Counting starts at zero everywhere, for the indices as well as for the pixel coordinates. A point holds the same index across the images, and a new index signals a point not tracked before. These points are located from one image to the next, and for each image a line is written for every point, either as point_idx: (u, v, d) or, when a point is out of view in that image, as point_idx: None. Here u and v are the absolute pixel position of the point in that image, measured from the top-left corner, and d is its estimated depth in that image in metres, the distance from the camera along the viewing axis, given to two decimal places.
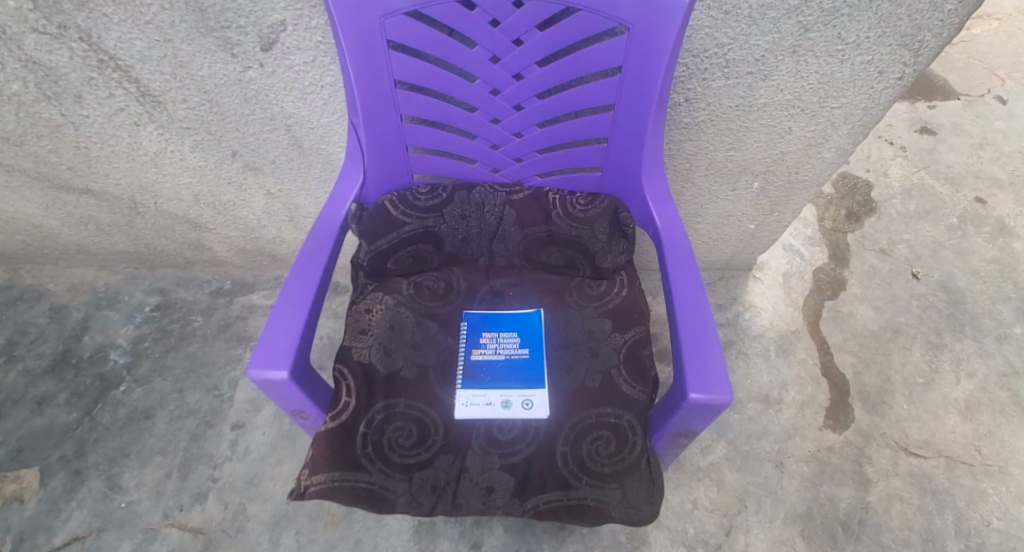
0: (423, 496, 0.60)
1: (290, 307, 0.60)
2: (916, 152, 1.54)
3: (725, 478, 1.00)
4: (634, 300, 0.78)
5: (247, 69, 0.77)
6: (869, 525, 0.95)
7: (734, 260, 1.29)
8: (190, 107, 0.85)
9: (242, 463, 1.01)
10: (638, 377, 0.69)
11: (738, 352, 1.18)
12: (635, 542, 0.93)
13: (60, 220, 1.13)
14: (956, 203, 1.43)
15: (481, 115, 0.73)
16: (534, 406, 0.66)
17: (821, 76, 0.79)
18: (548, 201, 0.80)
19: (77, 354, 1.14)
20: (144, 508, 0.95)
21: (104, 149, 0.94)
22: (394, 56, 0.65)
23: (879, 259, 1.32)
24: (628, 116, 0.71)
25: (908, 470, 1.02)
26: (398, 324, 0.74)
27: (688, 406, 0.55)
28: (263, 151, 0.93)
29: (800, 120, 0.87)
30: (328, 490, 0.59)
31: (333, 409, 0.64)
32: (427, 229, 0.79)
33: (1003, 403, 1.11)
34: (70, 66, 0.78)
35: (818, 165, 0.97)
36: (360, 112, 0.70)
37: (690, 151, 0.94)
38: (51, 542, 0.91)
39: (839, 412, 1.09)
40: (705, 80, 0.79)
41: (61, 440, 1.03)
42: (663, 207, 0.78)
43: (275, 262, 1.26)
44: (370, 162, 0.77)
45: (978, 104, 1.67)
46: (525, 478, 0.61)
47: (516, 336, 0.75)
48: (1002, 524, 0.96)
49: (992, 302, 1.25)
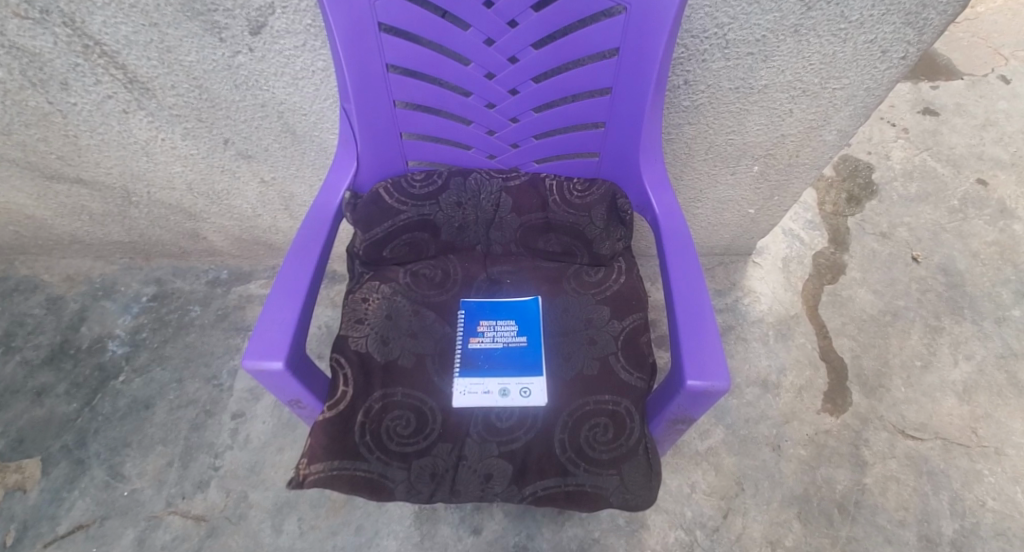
0: (422, 484, 0.60)
1: (284, 297, 0.60)
2: (918, 134, 1.52)
3: (723, 462, 1.01)
4: (633, 286, 0.78)
5: (237, 54, 0.75)
6: (865, 506, 0.96)
7: (733, 245, 1.28)
8: (180, 94, 0.83)
9: (242, 452, 1.02)
10: (637, 363, 0.69)
11: (737, 337, 1.18)
12: (634, 525, 0.94)
13: (53, 210, 1.12)
14: (958, 185, 1.41)
15: (476, 99, 0.72)
16: (532, 394, 0.66)
17: (823, 56, 0.77)
18: (545, 187, 0.79)
19: (75, 345, 1.14)
20: (147, 496, 0.96)
21: (94, 137, 0.92)
22: (385, 38, 0.63)
23: (879, 243, 1.31)
24: (626, 99, 0.70)
25: (905, 452, 1.02)
26: (395, 313, 0.73)
27: (686, 393, 0.55)
28: (256, 138, 0.92)
29: (802, 101, 0.86)
30: (327, 478, 0.59)
31: (331, 398, 0.64)
32: (423, 216, 0.79)
33: (1001, 384, 1.11)
34: (55, 52, 0.76)
35: (819, 147, 0.96)
36: (352, 98, 0.68)
37: (690, 135, 0.93)
38: (55, 531, 0.92)
39: (837, 396, 1.09)
40: (705, 61, 0.77)
41: (61, 430, 1.03)
42: (662, 192, 0.77)
43: (272, 251, 1.26)
44: (363, 149, 0.75)
45: (982, 84, 1.65)
46: (524, 465, 0.62)
47: (514, 324, 0.74)
48: (997, 504, 0.97)
49: (992, 284, 1.25)
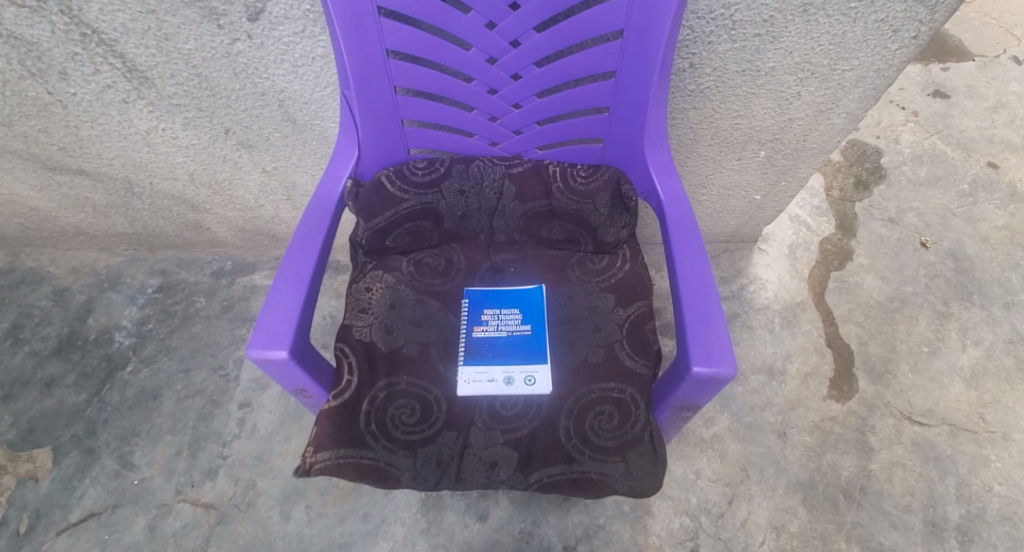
0: (427, 472, 0.60)
1: (287, 287, 0.59)
2: (928, 116, 1.50)
3: (728, 449, 1.01)
4: (638, 273, 0.77)
5: (235, 41, 0.75)
6: (871, 492, 0.96)
7: (739, 232, 1.27)
8: (179, 82, 0.82)
9: (249, 441, 1.02)
10: (641, 350, 0.69)
11: (742, 324, 1.17)
12: (639, 511, 0.94)
13: (56, 202, 1.12)
14: (968, 168, 1.39)
15: (477, 85, 0.70)
16: (537, 382, 0.66)
17: (832, 36, 0.75)
18: (548, 174, 0.78)
19: (82, 336, 1.15)
20: (157, 484, 0.97)
21: (94, 128, 0.92)
22: (384, 24, 0.62)
23: (887, 229, 1.30)
24: (630, 84, 0.69)
25: (911, 438, 1.02)
26: (398, 302, 0.73)
27: (691, 380, 0.55)
28: (257, 127, 0.91)
29: (810, 84, 0.84)
30: (333, 466, 0.59)
31: (336, 387, 0.64)
32: (427, 205, 0.78)
33: (1009, 369, 1.10)
34: (52, 41, 0.75)
35: (827, 131, 0.94)
36: (353, 85, 0.67)
37: (695, 120, 0.91)
38: (67, 519, 0.94)
39: (843, 382, 1.09)
40: (711, 44, 0.76)
41: (71, 420, 1.04)
42: (667, 177, 0.76)
43: (275, 242, 1.25)
44: (364, 136, 0.74)
45: (993, 65, 1.61)
46: (530, 453, 0.62)
47: (518, 312, 0.74)
48: (1003, 489, 0.97)
49: (1001, 269, 1.23)
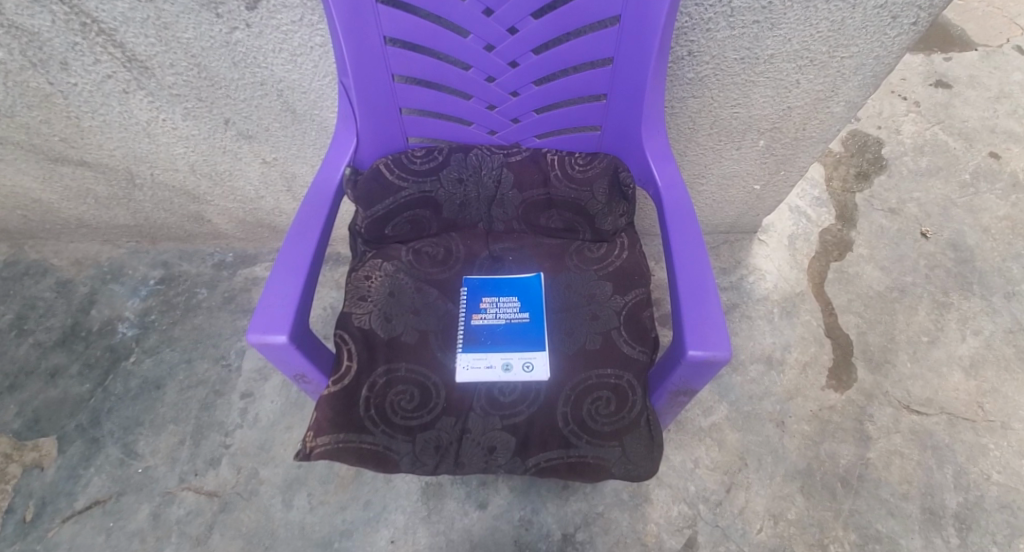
0: (426, 456, 0.61)
1: (287, 273, 0.60)
2: (929, 107, 1.49)
3: (726, 438, 1.02)
4: (635, 262, 0.77)
5: (233, 31, 0.75)
6: (869, 480, 0.97)
7: (738, 223, 1.27)
8: (178, 72, 0.83)
9: (252, 430, 1.03)
10: (639, 337, 0.69)
11: (742, 315, 1.17)
12: (638, 499, 0.95)
13: (58, 193, 1.13)
14: (970, 158, 1.38)
15: (475, 73, 0.71)
16: (535, 369, 0.67)
17: (832, 23, 0.75)
18: (546, 163, 0.79)
19: (86, 327, 1.16)
20: (160, 473, 0.98)
21: (96, 119, 0.92)
22: (382, 11, 0.62)
23: (887, 219, 1.29)
24: (627, 71, 0.68)
25: (910, 426, 1.02)
26: (397, 290, 0.74)
27: (687, 363, 0.55)
28: (256, 118, 0.92)
29: (809, 72, 0.84)
30: (333, 451, 0.60)
31: (335, 373, 0.64)
32: (425, 194, 0.78)
33: (1009, 359, 1.10)
34: (53, 31, 0.76)
35: (827, 119, 0.94)
36: (350, 73, 0.67)
37: (695, 108, 0.91)
38: (73, 506, 0.95)
39: (842, 372, 1.09)
40: (709, 31, 0.76)
41: (75, 410, 1.05)
42: (665, 165, 0.76)
43: (276, 233, 1.26)
44: (363, 125, 0.75)
45: (996, 55, 1.60)
46: (528, 438, 0.62)
47: (516, 301, 0.75)
48: (1001, 477, 0.97)
49: (1002, 259, 1.23)
